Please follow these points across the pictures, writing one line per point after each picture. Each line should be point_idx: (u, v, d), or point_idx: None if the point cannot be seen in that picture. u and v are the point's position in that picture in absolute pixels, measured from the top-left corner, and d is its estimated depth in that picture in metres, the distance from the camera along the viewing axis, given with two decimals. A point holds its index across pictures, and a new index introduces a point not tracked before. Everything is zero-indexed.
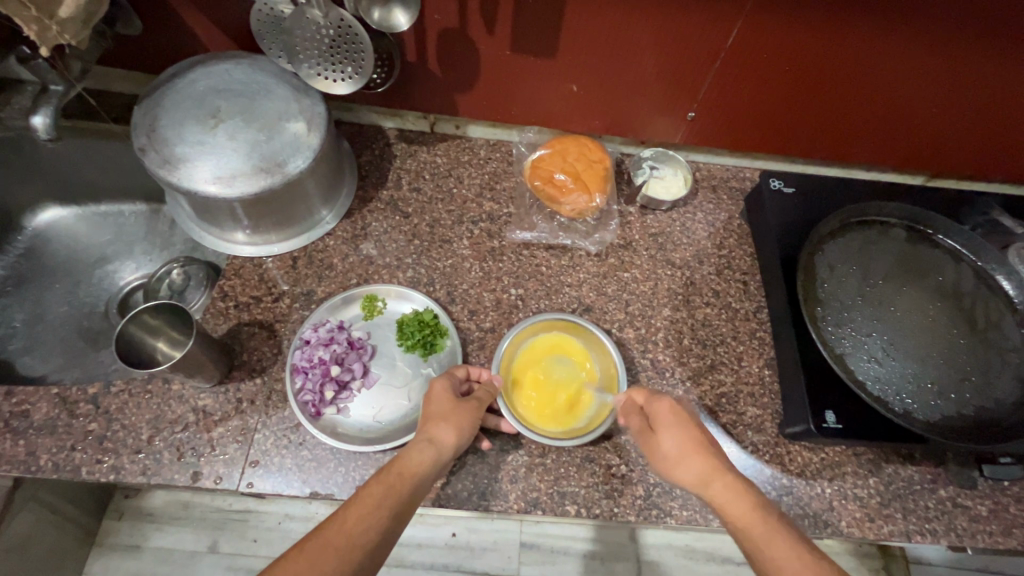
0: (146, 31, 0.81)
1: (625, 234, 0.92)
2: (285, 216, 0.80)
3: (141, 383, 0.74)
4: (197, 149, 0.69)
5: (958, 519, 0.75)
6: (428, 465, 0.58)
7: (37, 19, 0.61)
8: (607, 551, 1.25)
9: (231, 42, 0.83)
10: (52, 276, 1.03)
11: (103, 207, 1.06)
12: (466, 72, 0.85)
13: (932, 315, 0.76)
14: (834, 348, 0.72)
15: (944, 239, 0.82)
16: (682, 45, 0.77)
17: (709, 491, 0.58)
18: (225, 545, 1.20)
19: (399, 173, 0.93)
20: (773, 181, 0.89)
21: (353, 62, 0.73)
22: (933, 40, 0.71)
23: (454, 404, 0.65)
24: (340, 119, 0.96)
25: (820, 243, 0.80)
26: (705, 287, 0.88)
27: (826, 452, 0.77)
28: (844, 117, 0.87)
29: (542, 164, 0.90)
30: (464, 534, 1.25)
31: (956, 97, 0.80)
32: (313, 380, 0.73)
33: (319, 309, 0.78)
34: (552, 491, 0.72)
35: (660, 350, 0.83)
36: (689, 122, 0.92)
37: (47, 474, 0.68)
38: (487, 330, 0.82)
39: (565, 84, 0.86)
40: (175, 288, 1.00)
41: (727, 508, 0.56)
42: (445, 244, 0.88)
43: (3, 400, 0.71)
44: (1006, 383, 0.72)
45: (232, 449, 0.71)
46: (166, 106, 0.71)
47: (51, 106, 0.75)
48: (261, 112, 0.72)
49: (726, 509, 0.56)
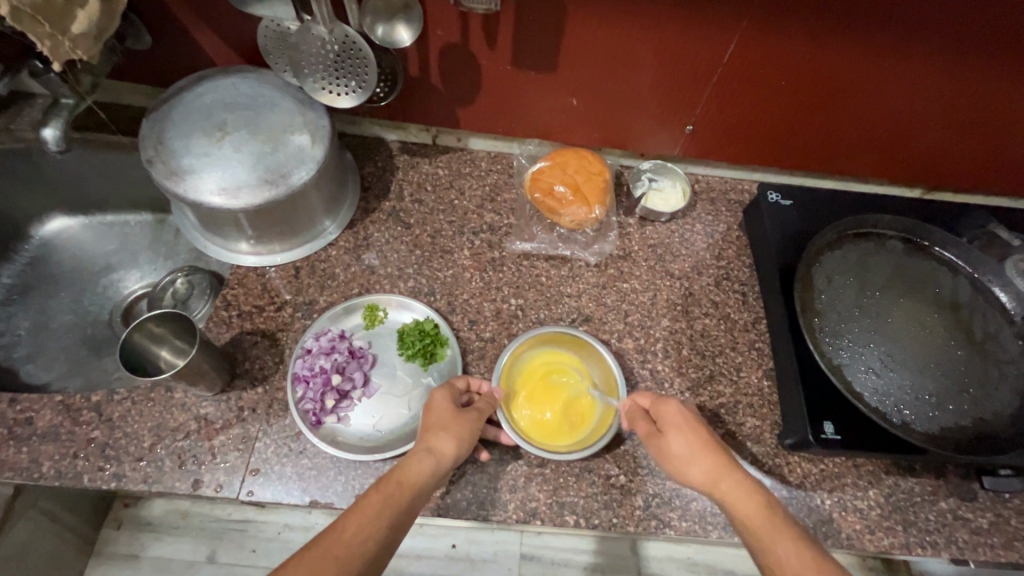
0: (156, 47, 0.83)
1: (625, 245, 0.93)
2: (289, 226, 0.81)
3: (144, 392, 0.74)
4: (203, 160, 0.70)
5: (958, 532, 0.75)
6: (428, 474, 0.58)
7: (49, 36, 0.63)
8: (608, 563, 1.24)
9: (237, 58, 0.85)
10: (57, 284, 1.04)
11: (109, 216, 1.08)
12: (468, 88, 0.87)
13: (929, 325, 0.77)
14: (832, 358, 0.73)
15: (941, 251, 0.83)
16: (681, 58, 0.78)
17: (720, 491, 0.59)
18: (224, 555, 1.20)
19: (401, 184, 0.94)
20: (771, 193, 0.90)
21: (356, 77, 0.75)
22: (926, 55, 0.73)
23: (456, 414, 0.66)
24: (345, 131, 0.98)
25: (817, 255, 0.81)
26: (704, 298, 0.89)
27: (825, 463, 0.77)
28: (841, 130, 0.88)
29: (542, 176, 0.91)
30: (464, 546, 1.24)
31: (953, 109, 0.81)
32: (314, 389, 0.74)
33: (320, 319, 0.79)
34: (551, 501, 0.72)
35: (659, 360, 0.83)
36: (688, 135, 0.93)
37: (49, 482, 0.68)
38: (486, 339, 0.82)
39: (566, 97, 0.88)
40: (178, 296, 1.02)
41: (739, 507, 0.57)
42: (445, 254, 0.89)
43: (7, 407, 0.72)
44: (1004, 395, 0.72)
45: (233, 457, 0.71)
46: (173, 119, 0.73)
47: (61, 119, 0.77)
48: (266, 125, 0.74)
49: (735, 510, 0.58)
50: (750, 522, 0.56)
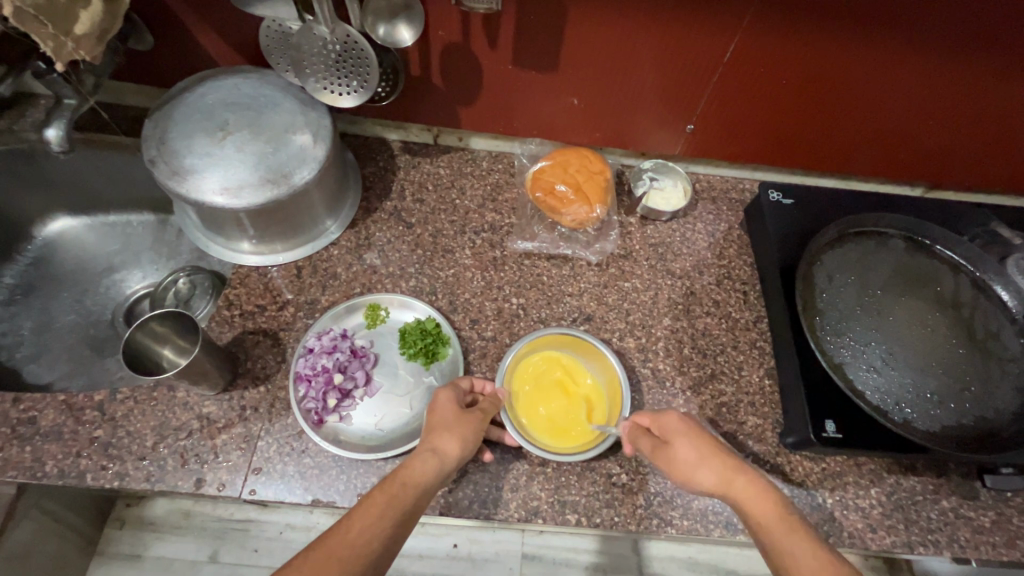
0: (158, 48, 0.84)
1: (626, 244, 0.93)
2: (290, 226, 0.81)
3: (147, 391, 0.75)
4: (206, 160, 0.71)
5: (960, 530, 0.75)
6: (432, 475, 0.58)
7: (52, 36, 0.63)
8: (609, 563, 1.24)
9: (238, 58, 0.85)
10: (59, 284, 1.05)
11: (111, 217, 1.08)
12: (469, 88, 0.87)
13: (931, 324, 0.77)
14: (833, 357, 0.73)
15: (942, 250, 0.83)
16: (682, 57, 0.79)
17: (733, 489, 0.59)
18: (226, 555, 1.20)
19: (402, 183, 0.95)
20: (772, 192, 0.90)
21: (357, 76, 0.75)
22: (926, 53, 0.73)
23: (459, 415, 0.65)
24: (346, 131, 0.98)
25: (818, 254, 0.81)
26: (705, 297, 0.89)
27: (827, 462, 0.77)
28: (842, 129, 0.88)
29: (543, 176, 0.91)
30: (465, 545, 1.24)
31: (953, 108, 0.81)
32: (316, 388, 0.74)
33: (322, 318, 0.80)
34: (553, 500, 0.72)
35: (661, 359, 0.83)
36: (688, 134, 0.93)
37: (52, 481, 0.69)
38: (488, 339, 0.82)
39: (567, 97, 0.88)
40: (180, 297, 1.03)
41: (752, 509, 0.57)
42: (447, 254, 0.89)
43: (11, 407, 0.72)
44: (1005, 393, 0.72)
45: (235, 457, 0.72)
46: (175, 119, 0.73)
47: (63, 119, 0.77)
48: (268, 125, 0.74)
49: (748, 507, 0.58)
50: (761, 524, 0.56)
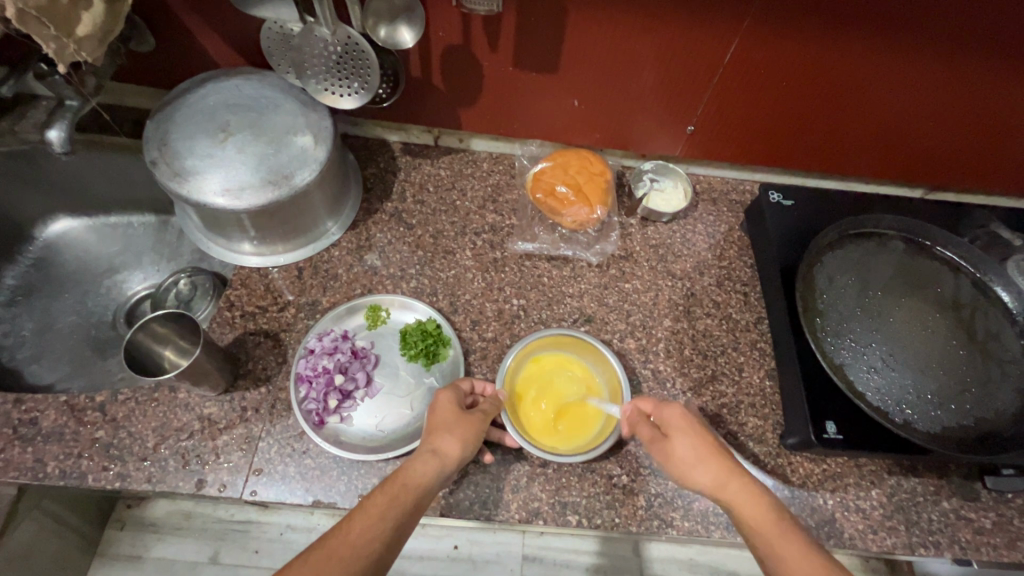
0: (159, 50, 0.84)
1: (626, 245, 0.93)
2: (292, 227, 0.81)
3: (148, 392, 0.75)
4: (207, 162, 0.71)
5: (961, 532, 0.75)
6: (433, 476, 0.58)
7: (55, 37, 0.63)
8: (610, 564, 1.24)
9: (239, 60, 0.85)
10: (61, 285, 1.05)
11: (112, 218, 1.08)
12: (469, 89, 0.87)
13: (931, 324, 0.77)
14: (834, 358, 0.73)
15: (943, 251, 0.83)
16: (682, 58, 0.79)
17: (723, 490, 0.59)
18: (227, 556, 1.20)
19: (403, 185, 0.95)
20: (772, 194, 0.90)
21: (358, 78, 0.75)
22: (926, 54, 0.73)
23: (459, 416, 0.66)
24: (347, 133, 0.98)
25: (818, 255, 0.81)
26: (706, 298, 0.89)
27: (827, 463, 0.77)
28: (842, 130, 0.88)
29: (544, 177, 0.91)
30: (466, 547, 1.24)
31: (954, 109, 0.81)
32: (317, 389, 0.74)
33: (323, 319, 0.80)
34: (553, 501, 0.72)
35: (661, 360, 0.83)
36: (689, 135, 0.93)
37: (53, 482, 0.69)
38: (489, 340, 0.82)
39: (567, 98, 0.88)
40: (181, 298, 1.03)
41: (744, 509, 0.57)
42: (447, 255, 0.89)
43: (13, 407, 0.72)
44: (1006, 394, 0.72)
45: (236, 457, 0.72)
46: (177, 121, 0.73)
47: (65, 121, 0.77)
48: (269, 126, 0.74)
49: (740, 508, 0.58)
50: (754, 525, 0.56)
